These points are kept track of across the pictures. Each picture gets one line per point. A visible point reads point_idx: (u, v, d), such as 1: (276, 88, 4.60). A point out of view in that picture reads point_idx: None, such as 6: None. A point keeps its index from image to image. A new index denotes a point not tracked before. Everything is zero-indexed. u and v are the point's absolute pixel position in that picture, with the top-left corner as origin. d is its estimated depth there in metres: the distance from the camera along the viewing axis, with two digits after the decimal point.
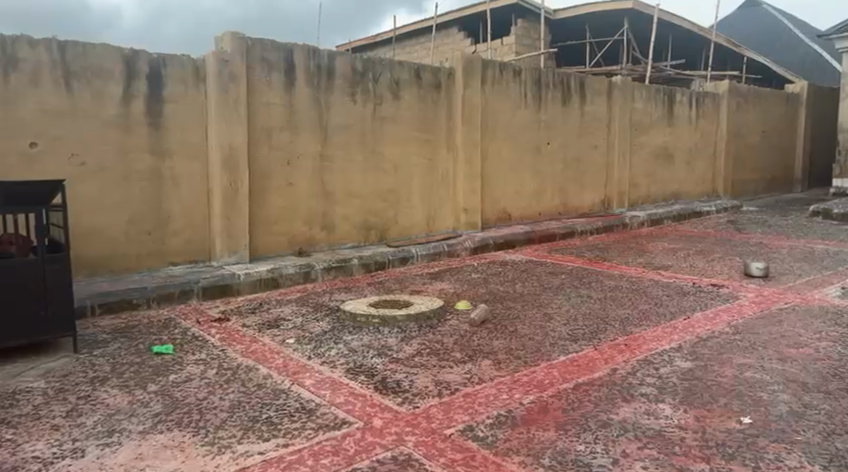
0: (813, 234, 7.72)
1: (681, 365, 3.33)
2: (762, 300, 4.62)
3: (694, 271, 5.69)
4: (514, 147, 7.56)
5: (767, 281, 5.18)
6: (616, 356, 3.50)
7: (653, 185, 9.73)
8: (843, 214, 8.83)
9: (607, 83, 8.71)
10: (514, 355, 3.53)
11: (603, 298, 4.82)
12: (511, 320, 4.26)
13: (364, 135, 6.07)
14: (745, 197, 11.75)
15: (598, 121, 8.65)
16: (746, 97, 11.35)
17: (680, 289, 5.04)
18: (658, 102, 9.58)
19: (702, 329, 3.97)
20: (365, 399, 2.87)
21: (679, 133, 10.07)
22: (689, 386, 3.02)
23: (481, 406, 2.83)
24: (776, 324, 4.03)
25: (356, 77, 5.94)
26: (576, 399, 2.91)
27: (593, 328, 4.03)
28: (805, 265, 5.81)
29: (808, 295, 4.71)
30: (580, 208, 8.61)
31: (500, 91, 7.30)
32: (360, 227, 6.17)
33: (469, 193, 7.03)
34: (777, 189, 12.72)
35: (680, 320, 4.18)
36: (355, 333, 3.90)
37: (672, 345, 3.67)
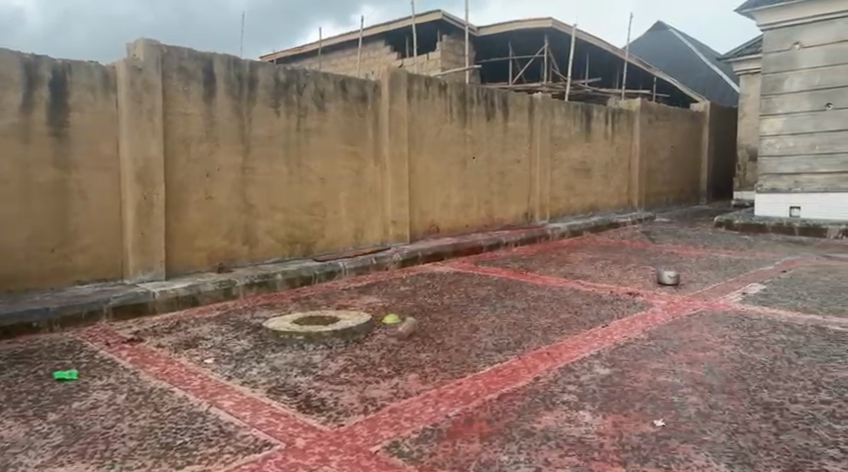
0: (718, 243, 8.25)
1: (600, 371, 3.45)
2: (674, 307, 4.87)
3: (612, 280, 5.94)
4: (441, 161, 7.65)
5: (677, 289, 5.49)
6: (539, 365, 3.58)
7: (573, 197, 10.11)
8: (743, 224, 9.47)
9: (528, 99, 8.98)
10: (440, 367, 3.54)
11: (527, 308, 4.94)
12: (438, 332, 4.28)
13: (288, 147, 5.97)
14: (658, 209, 12.42)
15: (521, 135, 8.90)
16: (656, 114, 12.03)
17: (598, 298, 5.24)
18: (577, 118, 9.98)
19: (619, 335, 4.15)
20: (287, 420, 2.79)
21: (597, 148, 10.53)
22: (608, 392, 3.13)
23: (407, 421, 2.81)
24: (685, 329, 4.27)
25: (279, 89, 5.84)
26: (501, 409, 2.94)
27: (517, 338, 4.12)
28: (711, 273, 6.20)
29: (714, 301, 5.02)
30: (505, 220, 8.82)
31: (425, 105, 7.37)
32: (285, 241, 6.04)
33: (397, 206, 7.04)
34: (686, 201, 13.54)
35: (599, 327, 4.34)
36: (278, 351, 3.79)
37: (593, 352, 3.80)
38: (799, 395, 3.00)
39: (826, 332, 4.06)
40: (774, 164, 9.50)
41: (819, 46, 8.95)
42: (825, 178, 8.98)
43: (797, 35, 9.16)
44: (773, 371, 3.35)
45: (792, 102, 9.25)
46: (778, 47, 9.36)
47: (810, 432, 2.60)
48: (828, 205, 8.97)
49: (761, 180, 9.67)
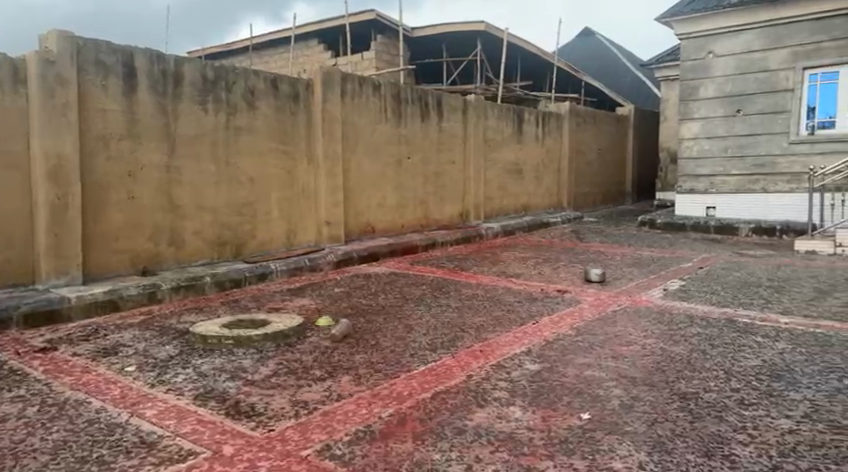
0: (641, 242, 8.64)
1: (530, 367, 3.54)
2: (600, 303, 5.06)
3: (543, 278, 6.10)
4: (375, 161, 7.62)
5: (603, 286, 5.70)
6: (472, 363, 3.63)
7: (506, 198, 10.31)
8: (665, 223, 9.93)
9: (462, 100, 9.09)
10: (374, 368, 3.53)
11: (461, 307, 5.00)
12: (372, 333, 4.26)
13: (217, 147, 5.79)
14: (586, 209, 12.87)
15: (455, 136, 9.00)
16: (584, 117, 12.46)
17: (529, 295, 5.37)
18: (509, 120, 10.19)
19: (549, 332, 4.26)
20: (215, 427, 2.71)
21: (528, 150, 10.78)
22: (537, 387, 3.21)
23: (339, 423, 2.79)
24: (610, 324, 4.44)
25: (206, 85, 5.66)
26: (433, 408, 2.96)
27: (450, 337, 4.16)
28: (635, 270, 6.48)
29: (637, 297, 5.24)
30: (441, 221, 8.89)
31: (359, 105, 7.32)
32: (213, 243, 5.85)
33: (331, 206, 6.96)
34: (612, 201, 14.08)
35: (530, 324, 4.45)
36: (206, 357, 3.67)
37: (523, 349, 3.90)
38: (712, 384, 3.18)
39: (737, 324, 4.33)
40: (691, 166, 10.02)
41: (731, 55, 9.52)
42: (737, 180, 9.57)
43: (711, 44, 9.70)
44: (689, 363, 3.53)
45: (707, 108, 9.79)
46: (694, 55, 9.88)
47: (721, 419, 2.76)
48: (740, 205, 9.55)
49: (680, 181, 10.18)
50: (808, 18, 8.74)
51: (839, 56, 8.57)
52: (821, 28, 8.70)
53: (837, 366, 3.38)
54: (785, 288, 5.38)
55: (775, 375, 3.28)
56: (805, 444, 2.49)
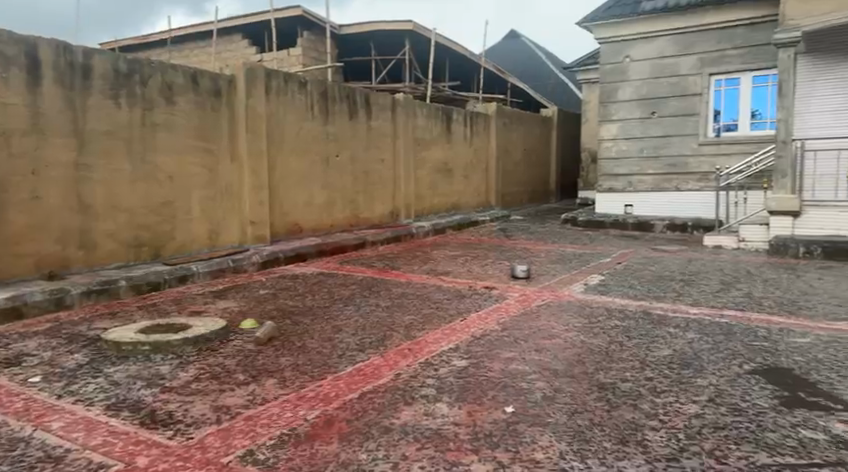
0: (565, 239, 8.94)
1: (457, 363, 3.58)
2: (525, 299, 5.19)
3: (471, 275, 6.19)
4: (302, 159, 7.48)
5: (528, 282, 5.86)
6: (400, 361, 3.63)
7: (436, 196, 10.39)
8: (586, 220, 10.26)
9: (391, 99, 9.08)
10: (300, 370, 3.47)
11: (390, 306, 5.00)
12: (300, 334, 4.19)
13: (132, 143, 5.52)
14: (513, 207, 13.18)
15: (384, 135, 8.97)
16: (511, 118, 12.75)
17: (457, 292, 5.44)
18: (438, 119, 10.26)
19: (476, 328, 4.33)
20: (128, 437, 2.58)
21: (457, 149, 10.90)
22: (464, 383, 3.26)
23: (263, 428, 2.72)
24: (535, 319, 4.57)
25: (119, 79, 5.38)
26: (360, 408, 2.94)
27: (379, 336, 4.15)
28: (558, 265, 6.70)
29: (560, 292, 5.42)
30: (370, 220, 8.84)
31: (285, 102, 7.17)
32: (129, 245, 5.57)
33: (256, 205, 6.78)
34: (538, 199, 14.50)
35: (458, 321, 4.50)
36: (119, 364, 3.49)
37: (451, 345, 3.94)
38: (628, 374, 3.34)
39: (652, 315, 4.56)
40: (610, 166, 10.47)
41: (645, 60, 10.01)
42: (652, 179, 10.08)
43: (627, 49, 10.15)
44: (607, 354, 3.69)
45: (625, 110, 10.24)
46: (612, 59, 10.31)
47: (635, 407, 2.89)
48: (656, 203, 10.06)
49: (600, 180, 10.61)
50: (713, 27, 9.33)
51: (741, 63, 9.19)
52: (725, 37, 9.29)
53: (740, 352, 3.62)
54: (695, 280, 5.72)
55: (684, 363, 3.48)
56: (710, 427, 2.65)
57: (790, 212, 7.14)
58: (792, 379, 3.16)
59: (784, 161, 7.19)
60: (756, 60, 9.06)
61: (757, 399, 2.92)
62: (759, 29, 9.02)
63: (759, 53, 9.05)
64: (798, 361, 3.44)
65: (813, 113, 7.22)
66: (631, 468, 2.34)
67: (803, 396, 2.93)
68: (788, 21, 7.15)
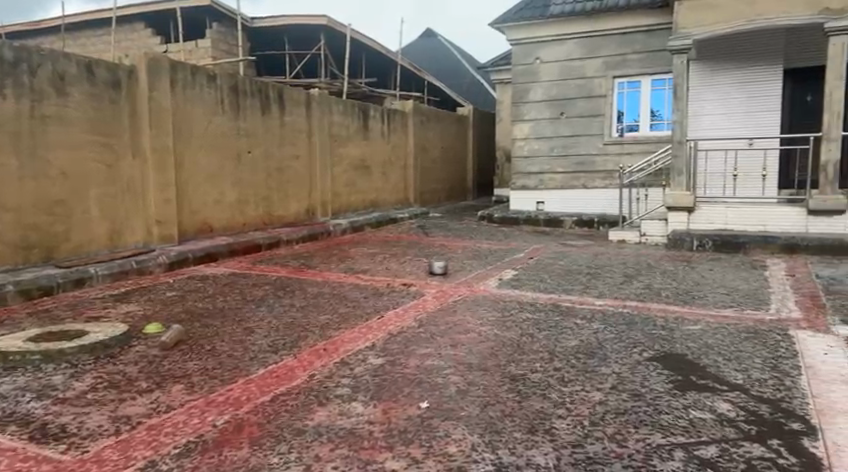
0: (481, 235, 9.13)
1: (373, 362, 3.56)
2: (442, 295, 5.25)
3: (388, 273, 6.19)
4: (211, 156, 7.19)
5: (445, 278, 5.93)
6: (315, 362, 3.57)
7: (354, 194, 10.30)
8: (501, 217, 10.52)
9: (305, 94, 8.90)
10: (209, 375, 3.33)
11: (305, 306, 4.90)
12: (209, 338, 4.03)
13: (19, 137, 5.10)
14: (432, 205, 13.29)
15: (299, 131, 8.78)
16: (428, 116, 12.85)
17: (375, 290, 5.42)
18: (354, 116, 10.17)
19: (393, 325, 4.33)
20: (14, 455, 2.39)
21: (374, 146, 10.85)
22: (379, 381, 3.24)
23: (167, 437, 2.59)
24: (451, 314, 4.63)
25: (3, 67, 4.97)
26: (272, 411, 2.87)
27: (293, 337, 4.05)
28: (474, 261, 6.83)
29: (476, 287, 5.52)
30: (285, 218, 8.63)
31: (192, 96, 6.87)
32: (17, 246, 5.14)
33: (162, 204, 6.45)
34: (455, 197, 14.70)
35: (374, 319, 4.48)
36: (5, 376, 3.22)
37: (368, 344, 3.91)
38: (538, 365, 3.45)
39: (561, 307, 4.75)
40: (523, 164, 10.79)
41: (554, 62, 10.38)
42: (562, 177, 10.49)
43: (537, 50, 10.50)
44: (519, 346, 3.80)
45: (536, 110, 10.58)
46: (523, 60, 10.62)
47: (544, 397, 3.00)
48: (566, 201, 10.46)
49: (515, 178, 10.91)
50: (616, 32, 9.84)
51: (641, 67, 9.76)
52: (626, 42, 9.82)
53: (640, 341, 3.84)
54: (600, 274, 6.01)
55: (590, 353, 3.64)
56: (612, 412, 2.79)
57: (685, 208, 7.58)
58: (685, 364, 3.39)
59: (680, 159, 7.57)
60: (654, 65, 9.66)
61: (654, 384, 3.11)
62: (656, 35, 9.62)
63: (656, 58, 9.65)
64: (690, 346, 3.69)
65: (708, 114, 8.47)
66: (540, 456, 2.42)
67: (695, 380, 3.15)
68: (680, 29, 7.61)
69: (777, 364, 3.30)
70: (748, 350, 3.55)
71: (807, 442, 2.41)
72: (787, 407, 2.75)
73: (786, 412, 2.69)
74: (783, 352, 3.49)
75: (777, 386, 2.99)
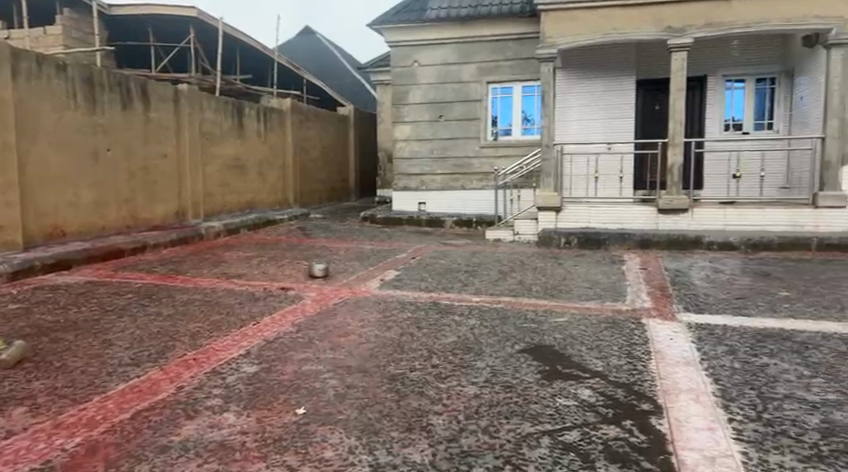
0: (363, 236, 9.10)
1: (247, 370, 3.41)
2: (322, 298, 5.16)
3: (265, 277, 6.00)
4: (63, 153, 6.56)
5: (326, 280, 5.85)
6: (183, 373, 3.36)
7: (228, 194, 9.86)
8: (383, 218, 10.55)
9: (172, 89, 8.38)
10: (58, 394, 3.02)
11: (173, 314, 4.60)
12: (59, 353, 3.66)
13: None
14: (312, 206, 13.06)
15: (166, 128, 8.25)
16: (306, 116, 12.60)
17: (251, 296, 5.21)
18: (228, 114, 9.73)
19: (269, 331, 4.18)
20: None
21: (250, 145, 10.46)
22: (253, 389, 3.12)
23: (6, 466, 2.32)
24: (331, 317, 4.57)
25: None
26: (133, 429, 2.66)
27: (159, 348, 3.79)
28: (356, 262, 6.80)
29: (357, 289, 5.50)
30: (152, 220, 8.07)
31: (39, 87, 6.23)
32: None
33: (2, 206, 5.77)
34: (337, 198, 14.56)
35: (249, 325, 4.30)
36: None
37: (242, 351, 3.75)
38: (417, 364, 3.49)
39: (440, 305, 4.86)
40: (404, 165, 10.91)
41: (432, 65, 10.60)
42: (442, 178, 10.74)
43: (415, 53, 10.67)
44: (399, 346, 3.82)
45: (415, 112, 10.75)
46: (401, 63, 10.75)
47: (422, 394, 3.04)
48: (446, 201, 10.73)
49: (396, 179, 11.01)
50: (489, 38, 10.24)
51: (513, 74, 10.24)
52: (499, 49, 10.26)
53: (513, 334, 4.02)
54: (478, 271, 6.24)
55: (466, 348, 3.75)
56: (486, 405, 2.89)
57: (553, 208, 8.06)
58: (552, 354, 3.60)
59: (549, 163, 8.04)
60: (525, 72, 10.18)
61: (525, 375, 3.27)
62: (526, 44, 10.13)
63: (526, 65, 10.18)
64: (557, 337, 3.92)
65: (573, 120, 9.06)
66: (416, 454, 2.44)
67: (560, 369, 3.35)
68: (546, 38, 8.03)
69: (631, 351, 3.60)
70: (607, 339, 3.83)
71: (654, 420, 2.65)
72: (638, 390, 3.00)
73: (638, 394, 2.94)
74: (636, 339, 3.81)
75: (631, 370, 3.26)
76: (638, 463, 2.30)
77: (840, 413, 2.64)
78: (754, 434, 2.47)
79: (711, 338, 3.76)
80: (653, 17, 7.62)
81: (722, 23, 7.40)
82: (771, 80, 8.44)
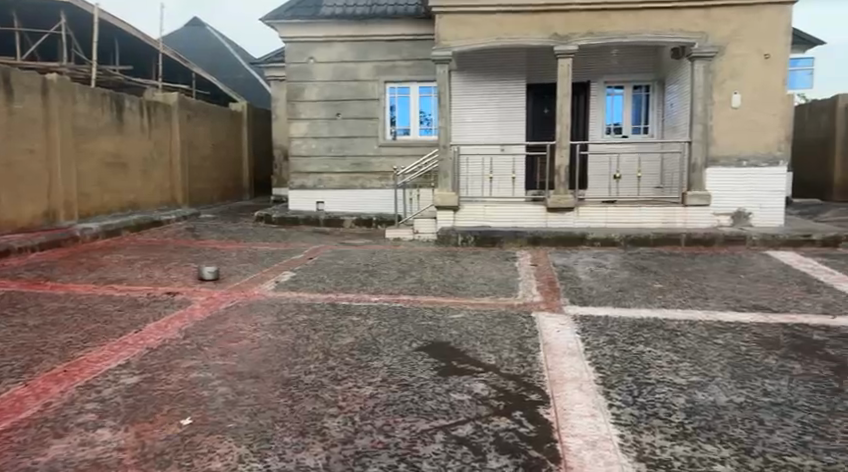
0: (258, 236, 8.81)
1: (127, 381, 3.19)
2: (212, 302, 4.92)
3: (149, 281, 5.64)
4: None
5: (217, 283, 5.60)
6: (52, 388, 3.08)
7: (108, 194, 9.18)
8: (280, 217, 10.26)
9: (40, 80, 7.67)
10: None
11: (41, 324, 4.20)
12: None
13: None
14: (203, 206, 12.47)
15: (33, 121, 7.54)
16: (195, 111, 12.00)
17: (133, 302, 4.87)
18: (106, 107, 9.06)
19: (152, 339, 3.93)
20: None
21: (132, 141, 9.80)
22: (133, 402, 2.92)
23: None
24: (221, 321, 4.37)
25: None
26: None
27: (23, 362, 3.45)
28: (250, 264, 6.57)
29: (250, 291, 5.31)
30: (17, 222, 7.35)
31: None
32: None
33: None
34: (229, 198, 14.00)
35: (130, 334, 4.02)
36: None
37: (121, 362, 3.49)
38: (312, 367, 3.42)
39: (337, 306, 4.80)
40: (301, 164, 10.68)
41: (327, 62, 10.47)
42: (340, 177, 10.63)
43: (311, 50, 10.48)
44: (294, 349, 3.73)
45: (311, 110, 10.56)
46: (296, 59, 10.51)
47: (317, 397, 2.98)
48: (345, 201, 10.63)
49: (292, 178, 10.75)
50: (385, 38, 10.27)
51: (409, 74, 10.34)
52: (395, 49, 10.31)
53: (410, 332, 4.05)
54: (377, 270, 6.23)
55: (363, 349, 3.73)
56: (382, 404, 2.89)
57: (450, 207, 8.22)
58: (448, 350, 3.67)
59: (446, 163, 8.20)
60: (421, 73, 10.31)
61: (421, 373, 3.30)
62: (421, 45, 10.26)
63: (422, 66, 10.31)
64: (453, 334, 4.00)
65: (469, 121, 9.30)
66: (309, 459, 2.38)
67: (455, 364, 3.42)
68: (441, 40, 8.18)
69: (523, 343, 3.74)
70: (500, 333, 3.96)
71: (541, 410, 2.77)
72: (528, 381, 3.13)
73: (527, 386, 3.06)
74: (527, 332, 3.97)
75: (521, 363, 3.39)
76: (526, 452, 2.39)
77: (702, 393, 2.89)
78: (630, 417, 2.65)
79: (594, 329, 4.00)
80: (541, 25, 7.99)
81: (602, 33, 7.89)
82: (645, 88, 9.12)
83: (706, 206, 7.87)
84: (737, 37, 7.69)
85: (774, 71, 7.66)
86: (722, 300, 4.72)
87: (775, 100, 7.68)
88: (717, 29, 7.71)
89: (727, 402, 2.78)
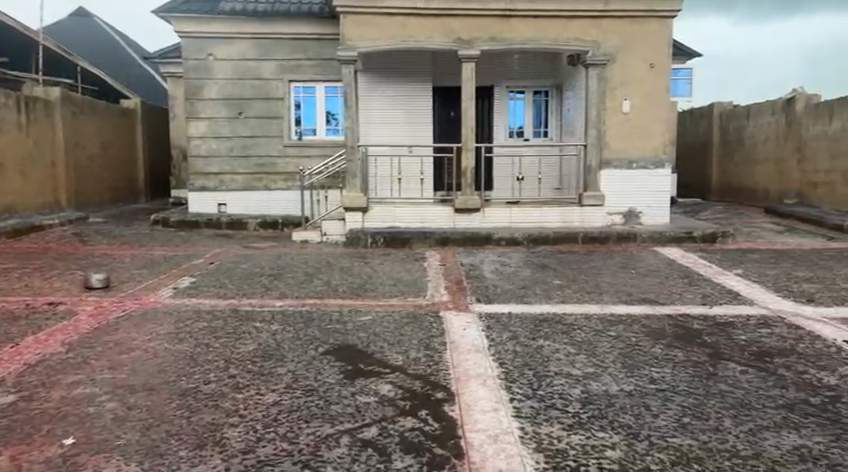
0: (154, 241, 8.35)
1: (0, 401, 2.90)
2: (100, 312, 4.60)
3: (29, 291, 5.18)
4: None
5: (107, 292, 5.23)
6: None
7: None
8: (178, 220, 9.77)
9: None
10: None
11: None
12: None
13: None
14: (92, 209, 11.64)
15: None
16: (81, 107, 11.21)
17: (8, 315, 4.45)
18: None
19: (30, 354, 3.60)
20: None
21: (9, 139, 8.99)
22: (7, 424, 2.66)
23: None
24: (112, 332, 4.09)
25: None
26: None
27: None
28: (144, 271, 6.20)
29: (144, 299, 5.01)
30: None
31: None
32: None
33: None
34: (122, 200, 13.16)
35: (4, 349, 3.67)
36: None
37: None
38: (211, 376, 3.28)
39: (240, 312, 4.63)
40: (201, 164, 10.23)
41: (228, 60, 10.10)
42: (243, 178, 10.28)
43: (210, 47, 10.06)
44: (192, 358, 3.55)
45: (211, 109, 10.15)
46: (194, 55, 10.06)
47: (217, 407, 2.86)
48: (249, 203, 10.31)
49: (192, 179, 10.28)
50: (288, 37, 10.05)
51: (314, 74, 10.18)
52: (298, 48, 10.12)
53: (316, 337, 3.98)
54: (282, 274, 6.07)
55: (267, 355, 3.62)
56: (285, 411, 2.81)
57: (358, 209, 8.17)
58: (355, 353, 3.64)
59: (354, 164, 8.15)
60: (326, 73, 10.19)
61: (327, 377, 3.25)
62: (325, 45, 10.14)
63: (327, 66, 10.19)
64: (361, 336, 3.98)
65: (376, 122, 9.30)
66: None
67: (362, 367, 3.39)
68: (346, 41, 8.12)
69: (429, 343, 3.79)
70: (408, 334, 3.98)
71: (446, 407, 2.81)
72: (434, 380, 3.16)
73: (433, 384, 3.09)
74: (434, 332, 4.02)
75: (428, 362, 3.42)
76: (430, 451, 2.41)
77: (596, 383, 3.05)
78: (530, 410, 2.75)
79: (498, 325, 4.11)
80: (444, 29, 8.13)
81: (503, 39, 8.15)
82: (545, 93, 9.51)
83: (601, 206, 8.33)
84: (626, 47, 8.19)
85: (658, 80, 8.22)
86: (615, 295, 5.00)
87: (659, 106, 8.25)
88: (608, 39, 8.18)
89: (618, 391, 2.95)
